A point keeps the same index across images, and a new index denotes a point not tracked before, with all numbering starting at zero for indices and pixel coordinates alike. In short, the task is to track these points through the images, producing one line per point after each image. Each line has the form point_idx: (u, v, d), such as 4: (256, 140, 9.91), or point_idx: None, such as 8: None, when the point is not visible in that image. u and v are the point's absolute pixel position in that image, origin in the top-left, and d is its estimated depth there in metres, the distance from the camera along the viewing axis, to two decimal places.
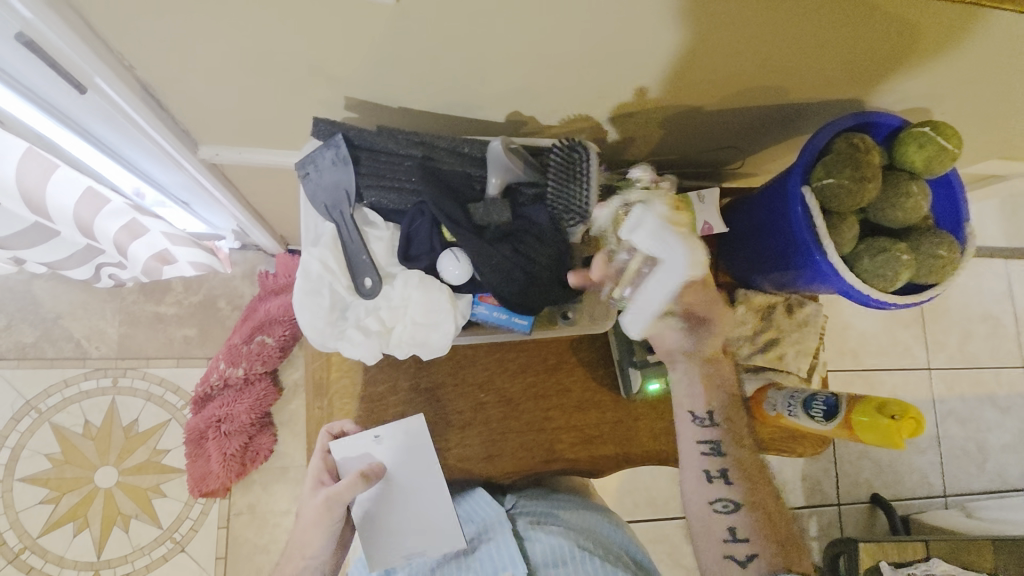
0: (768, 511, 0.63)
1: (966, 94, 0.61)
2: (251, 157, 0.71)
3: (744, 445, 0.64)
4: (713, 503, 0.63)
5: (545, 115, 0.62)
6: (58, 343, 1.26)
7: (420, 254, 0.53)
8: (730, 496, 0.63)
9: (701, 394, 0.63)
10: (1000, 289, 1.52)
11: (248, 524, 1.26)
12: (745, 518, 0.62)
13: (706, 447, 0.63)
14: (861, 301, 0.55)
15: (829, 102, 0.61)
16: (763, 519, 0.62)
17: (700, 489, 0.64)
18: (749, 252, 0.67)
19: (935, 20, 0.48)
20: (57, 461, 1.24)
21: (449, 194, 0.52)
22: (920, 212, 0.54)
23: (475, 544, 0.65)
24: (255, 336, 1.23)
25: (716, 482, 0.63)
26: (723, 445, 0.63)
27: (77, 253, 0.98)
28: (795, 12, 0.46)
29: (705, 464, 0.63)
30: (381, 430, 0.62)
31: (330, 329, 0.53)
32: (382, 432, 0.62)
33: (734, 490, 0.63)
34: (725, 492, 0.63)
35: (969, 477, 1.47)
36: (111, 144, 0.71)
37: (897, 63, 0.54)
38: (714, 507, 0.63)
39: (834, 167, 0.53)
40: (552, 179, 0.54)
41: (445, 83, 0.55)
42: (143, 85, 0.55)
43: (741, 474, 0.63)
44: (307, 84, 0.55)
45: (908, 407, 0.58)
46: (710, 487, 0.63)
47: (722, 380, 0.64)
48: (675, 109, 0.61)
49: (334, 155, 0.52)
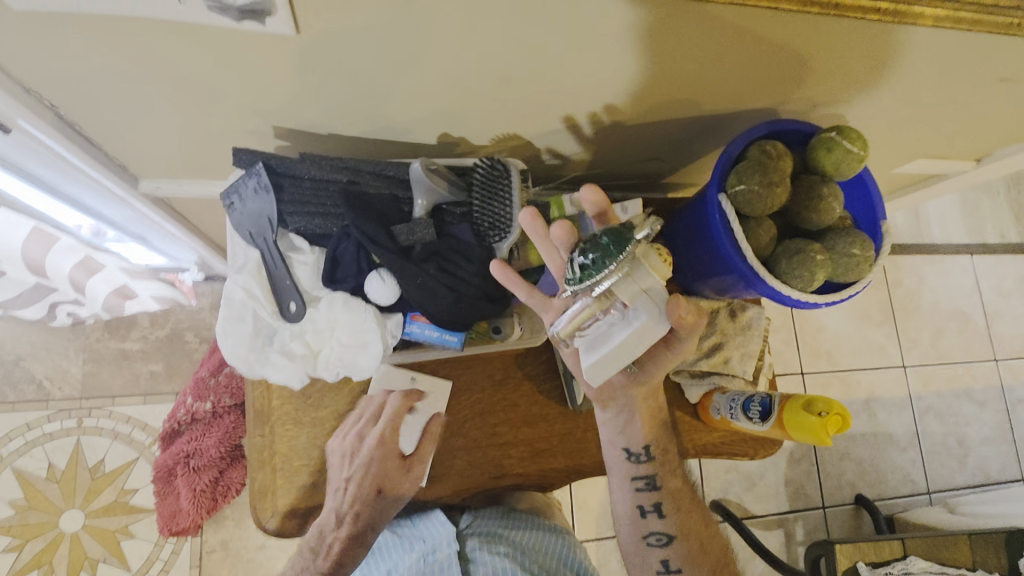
0: (698, 538, 0.66)
1: (885, 100, 0.64)
2: (194, 188, 0.72)
3: (676, 480, 0.66)
4: (647, 537, 0.66)
5: (475, 135, 0.63)
6: (20, 385, 1.24)
7: (346, 277, 0.54)
8: (664, 529, 0.66)
9: (638, 433, 0.64)
10: (967, 284, 1.55)
11: (221, 561, 1.23)
12: (677, 547, 0.65)
13: (641, 485, 0.65)
14: (783, 301, 0.57)
15: (748, 110, 0.63)
16: (693, 545, 0.66)
17: (635, 523, 0.66)
18: (687, 258, 0.68)
19: (827, 33, 0.50)
20: (21, 507, 1.21)
21: (372, 216, 0.53)
22: (832, 215, 0.57)
23: (420, 564, 0.64)
24: (223, 369, 1.22)
25: (650, 516, 0.66)
26: (658, 482, 0.65)
27: (27, 292, 0.97)
28: (690, 29, 0.48)
29: (639, 501, 0.66)
30: (418, 372, 0.64)
31: (255, 354, 0.55)
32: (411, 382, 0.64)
33: (666, 523, 0.66)
34: (657, 526, 0.66)
35: (951, 473, 1.47)
36: (51, 183, 0.71)
37: (803, 74, 0.56)
38: (648, 540, 0.66)
39: (745, 174, 0.55)
40: (476, 197, 0.55)
41: (369, 108, 0.56)
42: (67, 123, 0.56)
43: (673, 508, 0.66)
44: (232, 115, 0.56)
45: (833, 403, 0.59)
46: (644, 522, 0.66)
47: (657, 419, 0.65)
48: (600, 124, 0.63)
49: (256, 184, 0.52)
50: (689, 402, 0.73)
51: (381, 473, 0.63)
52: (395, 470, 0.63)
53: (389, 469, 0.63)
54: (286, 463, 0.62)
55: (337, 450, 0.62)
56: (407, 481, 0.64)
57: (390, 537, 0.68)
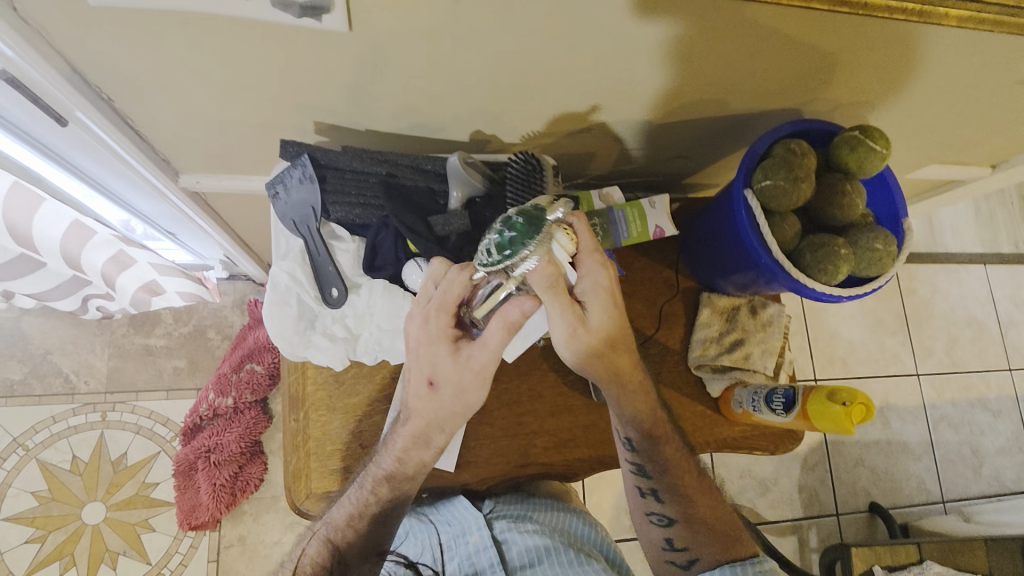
0: (702, 521, 0.68)
1: (903, 103, 0.65)
2: (231, 184, 0.74)
3: (670, 463, 0.66)
4: (649, 516, 0.68)
5: (505, 133, 0.65)
6: (47, 379, 1.27)
7: (385, 264, 0.56)
8: (664, 511, 0.68)
9: (618, 420, 0.63)
10: (981, 293, 1.55)
11: (238, 556, 1.24)
12: (680, 530, 0.67)
13: (634, 468, 0.66)
14: (812, 295, 0.58)
15: (771, 110, 0.65)
16: (697, 529, 0.67)
17: (637, 502, 0.69)
18: (709, 254, 0.70)
19: (854, 35, 0.52)
20: (44, 499, 1.23)
21: (411, 208, 0.56)
22: (857, 209, 0.58)
23: (452, 546, 0.66)
24: (244, 365, 1.25)
25: (649, 498, 0.68)
26: (648, 467, 0.66)
27: (64, 284, 1.00)
28: (721, 31, 0.50)
29: (636, 482, 0.68)
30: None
31: (300, 337, 0.58)
32: None
33: (666, 507, 0.67)
34: (657, 507, 0.68)
35: (966, 483, 1.46)
36: (94, 176, 0.74)
37: (827, 75, 0.58)
38: (651, 519, 0.68)
39: (770, 171, 0.57)
40: (510, 190, 0.57)
41: (407, 105, 0.59)
42: (121, 116, 0.59)
43: (671, 489, 0.67)
44: (277, 110, 0.59)
45: (857, 394, 0.61)
46: (644, 502, 0.68)
47: (646, 406, 0.64)
48: (627, 123, 0.65)
49: (301, 175, 0.55)
50: (710, 396, 0.74)
51: (434, 364, 0.57)
52: (451, 361, 0.57)
53: (446, 360, 0.57)
54: (319, 448, 0.63)
55: (415, 330, 0.56)
56: (465, 373, 0.57)
57: (416, 521, 0.69)
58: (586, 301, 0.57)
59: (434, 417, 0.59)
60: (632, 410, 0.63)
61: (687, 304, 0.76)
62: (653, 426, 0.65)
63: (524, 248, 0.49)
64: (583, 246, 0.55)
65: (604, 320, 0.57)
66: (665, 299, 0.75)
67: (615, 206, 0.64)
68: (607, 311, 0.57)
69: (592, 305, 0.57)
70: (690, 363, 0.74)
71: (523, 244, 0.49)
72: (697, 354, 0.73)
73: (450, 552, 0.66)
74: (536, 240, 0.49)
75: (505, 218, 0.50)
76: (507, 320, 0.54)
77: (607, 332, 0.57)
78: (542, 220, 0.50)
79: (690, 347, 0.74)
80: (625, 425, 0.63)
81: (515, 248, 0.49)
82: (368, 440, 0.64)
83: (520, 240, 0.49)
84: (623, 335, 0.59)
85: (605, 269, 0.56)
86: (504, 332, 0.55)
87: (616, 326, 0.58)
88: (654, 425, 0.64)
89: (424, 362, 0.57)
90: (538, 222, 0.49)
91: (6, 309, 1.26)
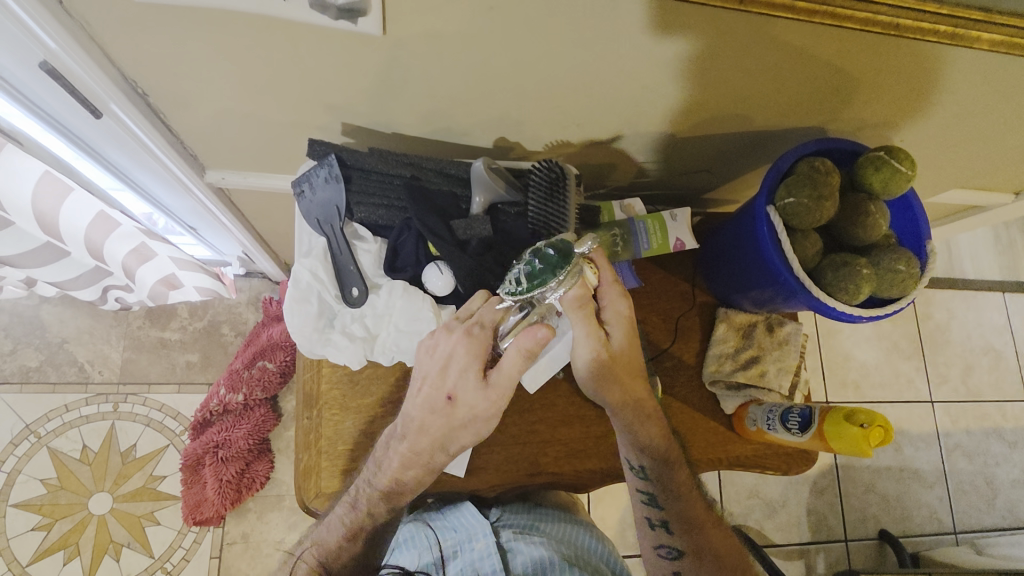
0: (712, 552, 0.66)
1: (928, 125, 0.65)
2: (255, 181, 0.75)
3: (682, 492, 0.66)
4: (658, 548, 0.67)
5: (528, 141, 0.66)
6: (62, 367, 1.28)
7: (406, 266, 0.57)
8: (673, 543, 0.67)
9: (631, 448, 0.64)
10: (999, 321, 1.52)
11: (241, 553, 1.24)
12: (688, 563, 0.66)
13: (645, 497, 0.67)
14: (832, 315, 0.58)
15: (793, 128, 0.65)
16: (706, 561, 0.66)
17: (646, 534, 0.68)
18: (727, 271, 0.70)
19: (882, 55, 0.52)
20: (52, 487, 1.24)
21: (434, 210, 0.57)
22: (879, 230, 0.58)
23: (456, 553, 0.65)
24: (256, 362, 1.25)
25: (658, 529, 0.67)
26: (661, 496, 0.66)
27: (86, 274, 1.02)
28: (750, 45, 0.50)
29: (646, 513, 0.68)
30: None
31: (318, 335, 0.58)
32: None
33: (675, 538, 0.67)
34: (667, 539, 0.67)
35: (979, 514, 1.43)
36: (123, 169, 0.75)
37: (854, 94, 0.58)
38: (659, 552, 0.68)
39: (794, 188, 0.57)
40: (533, 197, 0.58)
41: (434, 109, 0.59)
42: (154, 111, 0.60)
43: (681, 519, 0.67)
44: (306, 110, 0.60)
45: (875, 416, 0.60)
46: (654, 534, 0.68)
47: (660, 434, 0.64)
48: (650, 135, 0.65)
49: (327, 174, 0.56)
50: (723, 413, 0.73)
51: (459, 383, 0.56)
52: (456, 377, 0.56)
53: (470, 381, 0.56)
54: (330, 447, 0.63)
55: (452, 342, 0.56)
56: (480, 397, 0.56)
57: (418, 527, 0.68)
58: (608, 325, 0.60)
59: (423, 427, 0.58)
60: (648, 438, 0.63)
61: (703, 319, 0.75)
62: (664, 452, 0.65)
63: (554, 279, 0.51)
64: (603, 278, 0.58)
65: (623, 344, 0.61)
66: (682, 313, 0.75)
67: (636, 216, 0.64)
68: (627, 337, 0.60)
69: (614, 330, 0.60)
70: (704, 379, 0.73)
71: (553, 274, 0.51)
72: (711, 369, 0.72)
73: (453, 560, 0.64)
74: (566, 271, 0.51)
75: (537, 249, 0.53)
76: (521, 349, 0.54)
77: (625, 356, 0.61)
78: (572, 253, 0.52)
79: (705, 362, 0.74)
80: (638, 451, 0.64)
81: (544, 278, 0.51)
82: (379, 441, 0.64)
83: (550, 270, 0.51)
84: (636, 361, 0.63)
85: (625, 299, 0.60)
86: (521, 361, 0.55)
87: (631, 349, 0.61)
88: (668, 451, 0.65)
89: (450, 377, 0.56)
90: (568, 255, 0.52)
91: (26, 296, 1.28)
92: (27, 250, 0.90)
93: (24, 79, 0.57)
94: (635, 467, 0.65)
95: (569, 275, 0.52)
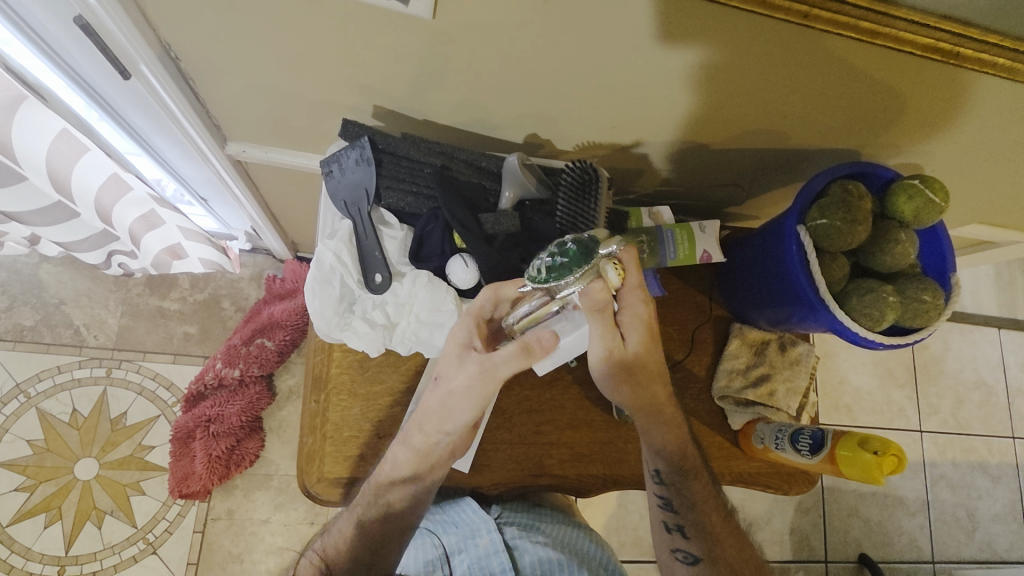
0: (728, 563, 0.66)
1: (959, 155, 0.65)
2: (276, 157, 0.74)
3: (698, 501, 0.66)
4: (674, 552, 0.67)
5: (559, 139, 0.65)
6: (57, 329, 1.26)
7: (431, 256, 0.57)
8: (690, 549, 0.66)
9: (648, 451, 0.65)
10: (993, 357, 1.53)
11: (225, 529, 1.23)
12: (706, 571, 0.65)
13: (661, 501, 0.67)
14: (851, 339, 0.58)
15: (826, 150, 0.64)
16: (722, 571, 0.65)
17: (664, 538, 0.68)
18: (746, 287, 0.69)
19: (930, 81, 0.51)
20: (39, 448, 1.22)
21: (462, 202, 0.56)
22: (908, 259, 0.57)
23: (462, 548, 0.65)
24: (255, 339, 1.24)
25: (675, 534, 0.67)
26: (675, 501, 0.66)
27: (93, 237, 1.00)
28: (801, 61, 0.50)
29: (663, 516, 0.68)
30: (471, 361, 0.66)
31: (337, 319, 0.58)
32: None
33: (691, 544, 0.66)
34: (683, 544, 0.67)
35: (958, 546, 1.44)
36: (141, 132, 0.73)
37: (894, 119, 0.58)
38: (675, 556, 0.67)
39: (827, 210, 0.56)
40: (563, 197, 0.57)
41: (469, 99, 0.58)
42: (184, 76, 0.58)
43: (698, 527, 0.66)
44: (338, 89, 0.59)
45: (889, 444, 0.59)
46: (669, 538, 0.68)
47: (676, 439, 0.65)
48: (683, 143, 0.64)
49: (358, 156, 0.55)
50: (730, 428, 0.73)
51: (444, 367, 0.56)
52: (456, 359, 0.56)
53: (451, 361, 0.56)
54: (336, 433, 0.62)
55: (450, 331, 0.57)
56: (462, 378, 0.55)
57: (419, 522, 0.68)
58: (625, 329, 0.59)
59: (450, 416, 0.57)
60: (663, 441, 0.64)
61: (717, 333, 0.75)
62: (680, 457, 0.65)
63: (571, 275, 0.49)
64: (627, 282, 0.56)
65: (640, 347, 0.60)
66: (696, 325, 0.75)
67: (664, 225, 0.64)
68: (644, 341, 0.59)
69: (630, 333, 0.59)
70: (714, 393, 0.73)
71: (571, 270, 0.48)
72: (721, 384, 0.72)
73: (459, 555, 0.65)
74: (583, 269, 0.48)
75: (560, 241, 0.50)
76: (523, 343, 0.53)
77: (644, 361, 0.61)
78: (594, 250, 0.49)
79: (715, 377, 0.73)
80: (654, 455, 0.64)
81: (561, 272, 0.48)
82: (386, 430, 0.63)
83: (569, 265, 0.48)
84: (658, 364, 0.62)
85: (645, 303, 0.58)
86: (519, 359, 0.54)
87: (648, 353, 0.61)
88: (683, 457, 0.65)
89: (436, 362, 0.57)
90: (589, 251, 0.49)
91: (26, 254, 1.26)
92: (37, 207, 0.88)
93: (54, 32, 0.55)
94: (654, 471, 0.65)
95: (586, 273, 0.49)
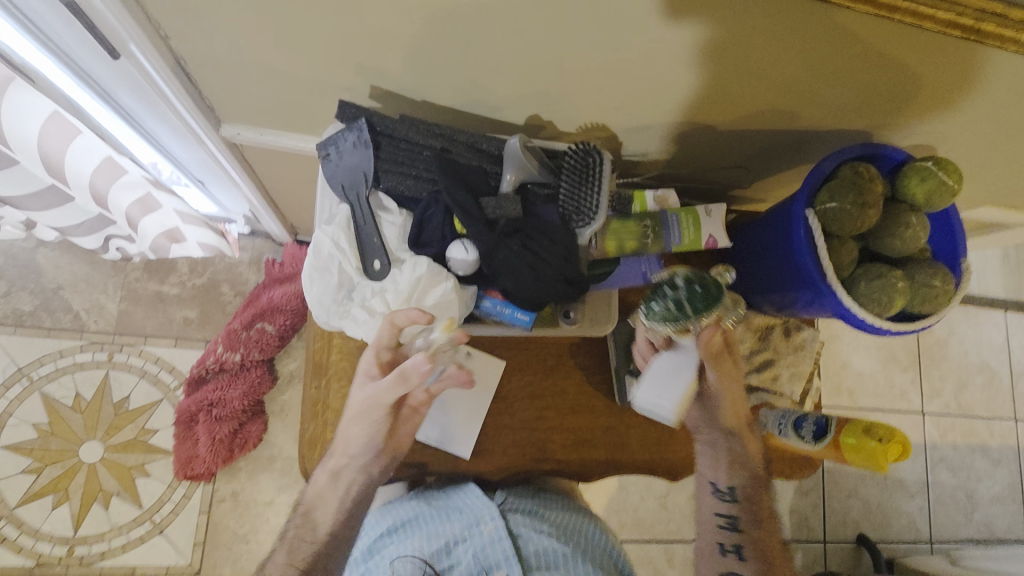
0: None
1: (974, 135, 0.63)
2: (272, 139, 0.72)
3: (762, 521, 0.66)
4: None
5: (561, 120, 0.63)
6: (57, 313, 1.26)
7: (430, 242, 0.55)
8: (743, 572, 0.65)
9: (726, 468, 0.67)
10: (997, 340, 1.53)
11: (230, 511, 1.24)
12: None
13: (723, 520, 0.67)
14: (858, 325, 0.57)
15: (836, 131, 0.63)
16: None
17: (714, 561, 0.68)
18: (753, 272, 0.68)
19: (948, 58, 0.49)
20: (43, 432, 1.23)
21: (463, 185, 0.55)
22: (918, 243, 0.56)
23: (466, 536, 0.66)
24: (255, 323, 1.24)
25: (730, 556, 0.67)
26: (741, 520, 0.67)
27: (89, 222, 0.99)
28: (813, 37, 0.48)
29: (720, 537, 0.67)
30: (473, 348, 0.66)
31: (336, 306, 0.57)
32: (474, 349, 0.66)
33: (746, 566, 0.66)
34: (737, 566, 0.66)
35: (956, 526, 1.45)
36: (134, 114, 0.72)
37: (907, 99, 0.56)
38: None
39: (837, 192, 0.55)
40: (565, 180, 0.57)
41: (469, 79, 0.56)
42: (175, 56, 0.57)
43: (757, 548, 0.66)
44: (334, 68, 0.57)
45: (894, 431, 0.59)
46: (723, 561, 0.67)
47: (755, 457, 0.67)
48: (689, 124, 0.63)
49: (356, 139, 0.55)
50: None
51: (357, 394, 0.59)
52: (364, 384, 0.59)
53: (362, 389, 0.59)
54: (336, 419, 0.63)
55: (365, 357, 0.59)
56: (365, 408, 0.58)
57: (422, 507, 0.67)
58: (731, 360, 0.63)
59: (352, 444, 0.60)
60: (742, 456, 0.67)
61: None
62: (753, 476, 0.67)
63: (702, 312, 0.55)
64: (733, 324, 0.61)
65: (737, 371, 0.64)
66: None
67: (669, 210, 0.62)
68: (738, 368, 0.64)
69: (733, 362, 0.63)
70: None
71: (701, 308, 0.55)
72: None
73: (462, 544, 0.66)
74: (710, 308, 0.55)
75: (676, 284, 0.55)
76: (402, 373, 0.56)
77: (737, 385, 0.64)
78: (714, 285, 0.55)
79: None
80: (732, 470, 0.66)
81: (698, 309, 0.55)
82: None
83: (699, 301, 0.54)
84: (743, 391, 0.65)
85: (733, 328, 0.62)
86: (396, 387, 0.57)
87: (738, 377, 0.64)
88: (757, 476, 0.67)
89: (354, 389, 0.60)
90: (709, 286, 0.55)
91: (24, 238, 1.25)
92: (30, 191, 0.88)
93: (40, 12, 0.54)
94: (723, 486, 0.67)
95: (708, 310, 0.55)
